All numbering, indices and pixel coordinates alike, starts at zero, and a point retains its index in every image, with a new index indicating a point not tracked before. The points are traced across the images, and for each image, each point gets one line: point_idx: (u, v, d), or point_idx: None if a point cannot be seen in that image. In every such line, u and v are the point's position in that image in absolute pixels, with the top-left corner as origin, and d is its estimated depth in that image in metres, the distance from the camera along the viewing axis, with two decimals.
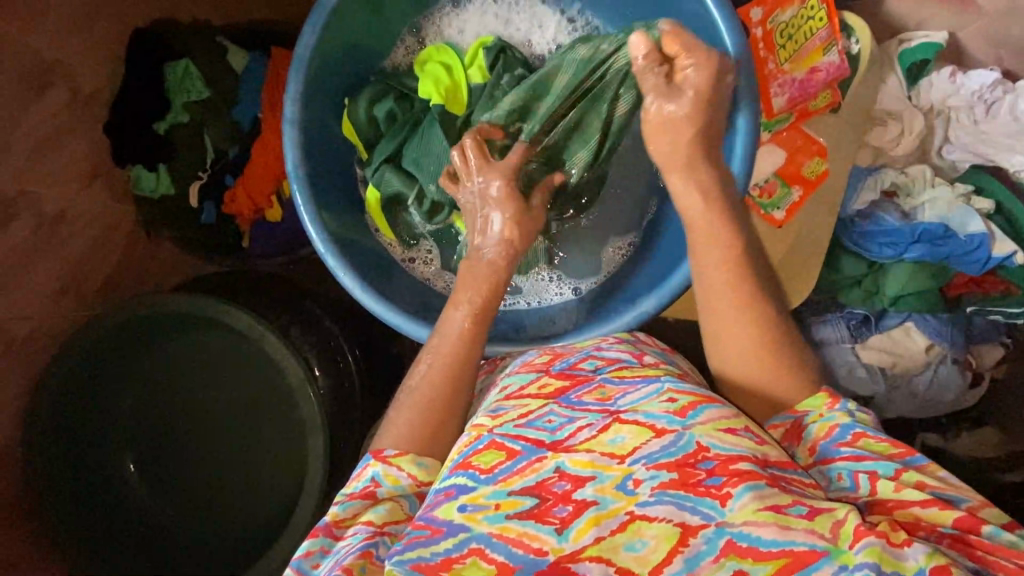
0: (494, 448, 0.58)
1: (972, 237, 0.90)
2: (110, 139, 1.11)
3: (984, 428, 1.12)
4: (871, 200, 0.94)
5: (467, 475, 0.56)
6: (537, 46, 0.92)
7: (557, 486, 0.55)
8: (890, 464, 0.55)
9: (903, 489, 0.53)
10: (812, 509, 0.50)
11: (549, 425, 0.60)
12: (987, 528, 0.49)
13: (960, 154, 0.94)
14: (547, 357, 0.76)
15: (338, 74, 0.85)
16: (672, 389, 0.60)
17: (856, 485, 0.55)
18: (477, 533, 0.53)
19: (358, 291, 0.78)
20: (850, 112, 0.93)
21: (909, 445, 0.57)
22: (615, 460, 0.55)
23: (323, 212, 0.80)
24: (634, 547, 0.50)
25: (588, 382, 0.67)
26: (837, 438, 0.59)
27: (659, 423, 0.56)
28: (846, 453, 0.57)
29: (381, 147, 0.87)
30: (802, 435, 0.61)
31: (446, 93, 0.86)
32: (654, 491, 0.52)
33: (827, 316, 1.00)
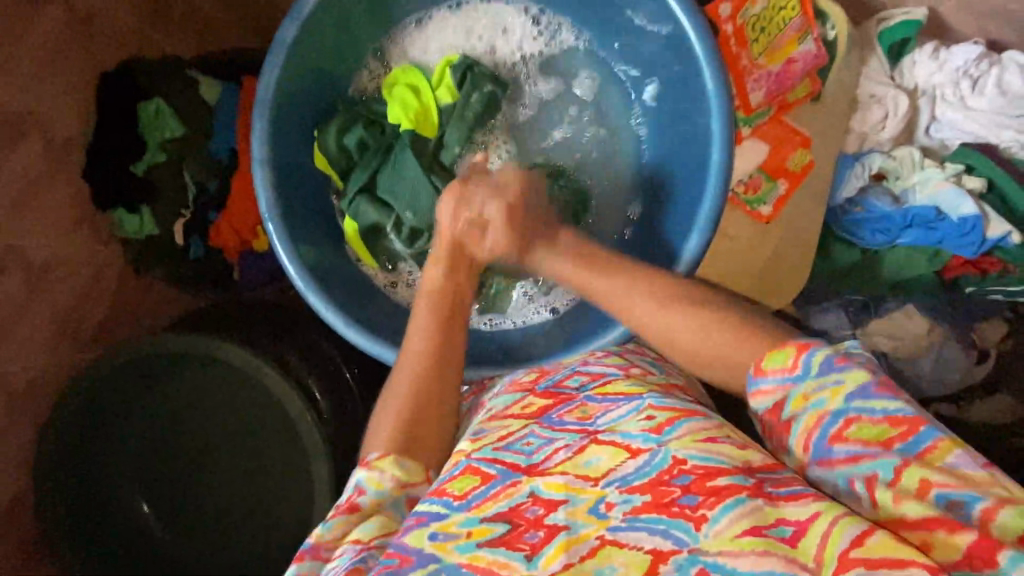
0: (469, 473, 0.59)
1: (964, 220, 0.87)
2: (89, 183, 1.11)
3: (996, 398, 1.11)
4: (860, 187, 0.92)
5: (442, 502, 0.57)
6: (501, 55, 0.91)
7: (529, 511, 0.55)
8: (890, 462, 0.49)
9: (902, 503, 0.47)
10: (795, 532, 0.48)
11: (526, 448, 0.61)
12: (1003, 559, 0.43)
13: (948, 132, 0.92)
14: (533, 375, 0.77)
15: (304, 106, 0.83)
16: (652, 405, 0.61)
17: (856, 493, 0.51)
18: (447, 564, 0.52)
19: (342, 324, 0.77)
20: (832, 99, 0.90)
21: (909, 421, 0.50)
22: (589, 482, 0.56)
23: (301, 245, 0.79)
24: (603, 574, 0.50)
25: (570, 401, 0.67)
26: (827, 425, 0.54)
27: (635, 443, 0.57)
28: (840, 452, 0.52)
29: (355, 176, 0.86)
30: (790, 427, 0.56)
31: (416, 118, 0.85)
32: (626, 516, 0.53)
33: (824, 304, 0.98)
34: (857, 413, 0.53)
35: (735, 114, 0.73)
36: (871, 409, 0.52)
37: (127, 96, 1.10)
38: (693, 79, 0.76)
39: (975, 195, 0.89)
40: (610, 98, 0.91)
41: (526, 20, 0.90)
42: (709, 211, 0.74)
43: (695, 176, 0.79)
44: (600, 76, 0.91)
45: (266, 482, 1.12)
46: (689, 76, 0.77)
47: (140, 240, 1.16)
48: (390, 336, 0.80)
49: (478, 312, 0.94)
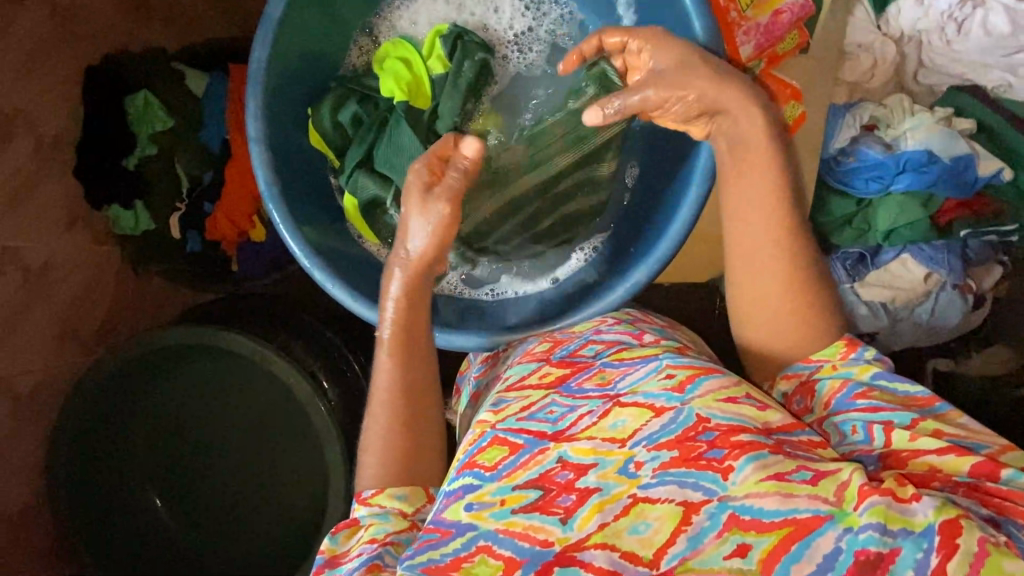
0: (497, 444, 0.60)
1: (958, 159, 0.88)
2: (81, 180, 1.10)
3: (992, 347, 1.14)
4: (852, 136, 0.93)
5: (473, 474, 0.58)
6: (494, 32, 0.88)
7: (560, 476, 0.57)
8: (907, 415, 0.57)
9: (918, 440, 0.55)
10: (816, 474, 0.51)
11: (550, 417, 0.62)
12: (1006, 473, 0.52)
13: (936, 77, 0.92)
14: (547, 345, 0.77)
15: (296, 84, 0.82)
16: (670, 364, 0.62)
17: (870, 437, 0.57)
18: (486, 531, 0.54)
19: (350, 300, 0.77)
20: (818, 52, 0.91)
21: (927, 396, 0.59)
22: (616, 444, 0.57)
23: (304, 226, 0.79)
24: (638, 530, 0.52)
25: (588, 368, 0.68)
26: (853, 390, 0.61)
27: (659, 402, 0.59)
28: (862, 405, 0.59)
29: (351, 152, 0.83)
30: (817, 389, 0.63)
31: (408, 89, 0.82)
32: (656, 472, 0.54)
33: (827, 257, 1.01)
34: (880, 386, 0.61)
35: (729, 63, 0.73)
36: (893, 386, 0.60)
37: (115, 91, 1.10)
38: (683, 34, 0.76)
39: (966, 136, 0.90)
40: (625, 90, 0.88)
41: None
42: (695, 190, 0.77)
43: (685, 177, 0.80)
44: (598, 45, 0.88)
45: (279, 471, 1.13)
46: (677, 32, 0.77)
47: (136, 236, 1.16)
48: None
49: (471, 285, 0.92)
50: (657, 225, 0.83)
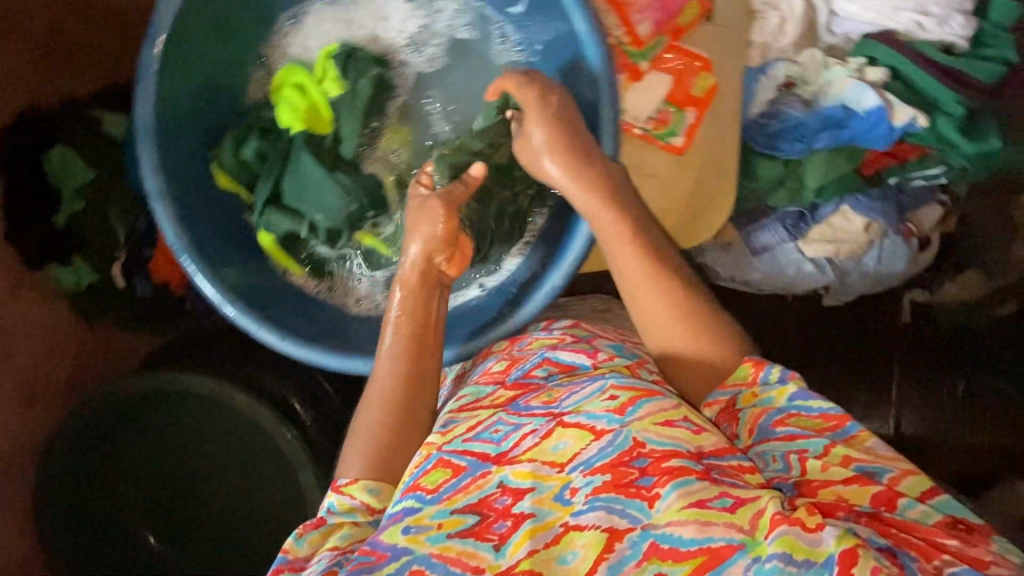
0: (440, 466, 0.61)
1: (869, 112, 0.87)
2: (15, 245, 1.10)
3: (967, 273, 1.15)
4: (769, 99, 0.91)
5: (414, 497, 0.60)
6: (387, 41, 0.85)
7: (499, 501, 0.58)
8: (820, 442, 0.58)
9: (829, 470, 0.56)
10: (735, 502, 0.52)
11: (495, 436, 0.63)
12: (902, 503, 0.54)
13: (850, 26, 0.89)
14: (504, 364, 0.78)
15: (193, 128, 0.80)
16: (614, 386, 0.62)
17: (788, 466, 0.58)
18: (418, 555, 0.55)
19: (282, 341, 0.77)
20: (726, 16, 0.87)
21: (839, 417, 0.59)
22: (555, 468, 0.58)
23: (219, 271, 0.78)
24: (566, 559, 0.54)
25: (537, 389, 0.69)
26: (771, 415, 0.61)
27: (600, 424, 0.59)
28: (780, 433, 0.60)
29: (261, 188, 0.82)
30: (738, 417, 0.63)
31: (307, 117, 0.81)
32: (587, 498, 0.55)
33: (763, 221, 1.06)
34: (797, 410, 0.61)
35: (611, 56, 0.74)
36: (807, 407, 0.61)
37: (32, 150, 1.08)
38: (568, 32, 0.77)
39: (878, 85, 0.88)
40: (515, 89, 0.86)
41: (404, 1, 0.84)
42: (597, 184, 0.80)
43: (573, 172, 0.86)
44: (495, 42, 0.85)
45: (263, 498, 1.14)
46: (563, 28, 0.77)
47: (81, 290, 1.14)
48: (328, 342, 0.80)
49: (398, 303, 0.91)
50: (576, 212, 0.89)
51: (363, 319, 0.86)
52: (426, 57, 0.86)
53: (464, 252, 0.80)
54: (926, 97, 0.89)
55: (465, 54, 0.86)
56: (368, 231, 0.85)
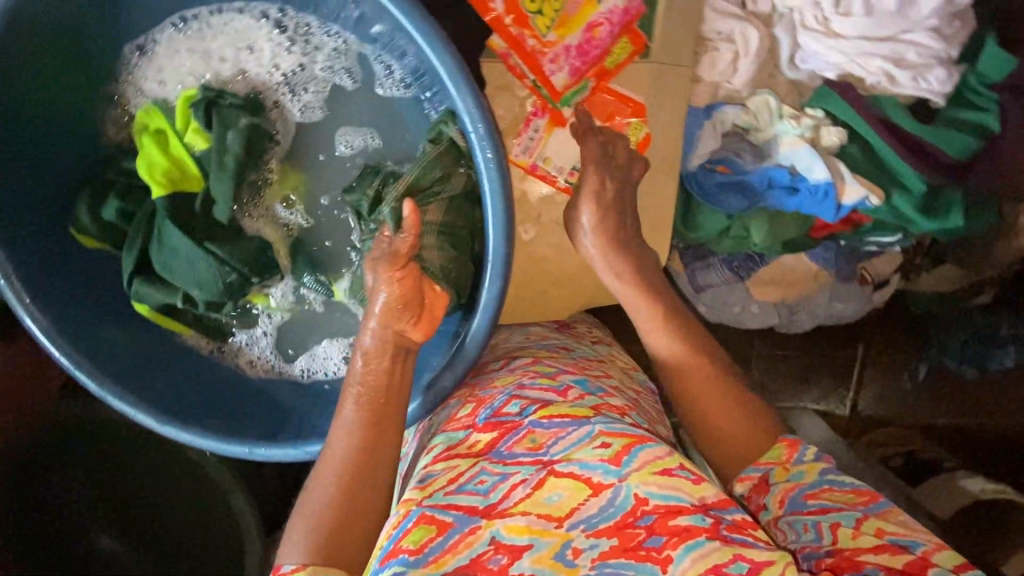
0: (423, 523, 0.57)
1: (817, 185, 0.75)
2: None
3: (944, 265, 1.04)
4: (713, 149, 0.79)
5: (398, 561, 0.55)
6: (254, 80, 0.72)
7: (493, 560, 0.55)
8: (853, 514, 0.56)
9: (860, 537, 0.55)
10: (753, 567, 0.54)
11: (480, 487, 0.60)
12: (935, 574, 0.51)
13: (815, 63, 0.73)
14: (471, 407, 0.72)
15: (42, 185, 0.70)
16: (603, 430, 0.62)
17: (820, 536, 0.56)
18: None
19: (160, 427, 0.71)
20: (670, 49, 0.73)
21: (870, 492, 0.59)
22: (553, 523, 0.57)
23: (88, 347, 0.70)
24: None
25: (517, 430, 0.64)
26: (802, 488, 0.59)
27: (595, 476, 0.59)
28: (812, 505, 0.58)
29: (125, 257, 0.73)
30: (769, 488, 0.61)
31: (169, 177, 0.71)
32: (595, 563, 0.55)
33: (711, 259, 0.97)
34: (830, 484, 0.60)
35: (499, 136, 0.60)
36: (840, 481, 0.60)
37: None
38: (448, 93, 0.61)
39: (830, 152, 0.75)
40: (407, 134, 0.75)
41: (270, 29, 0.70)
42: (498, 234, 0.63)
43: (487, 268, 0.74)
44: (380, 82, 0.73)
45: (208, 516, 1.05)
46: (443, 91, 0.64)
47: None
48: (216, 423, 0.74)
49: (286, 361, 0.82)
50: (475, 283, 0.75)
51: (255, 384, 0.80)
52: (298, 96, 0.73)
53: (433, 310, 0.67)
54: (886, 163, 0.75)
55: (343, 103, 0.74)
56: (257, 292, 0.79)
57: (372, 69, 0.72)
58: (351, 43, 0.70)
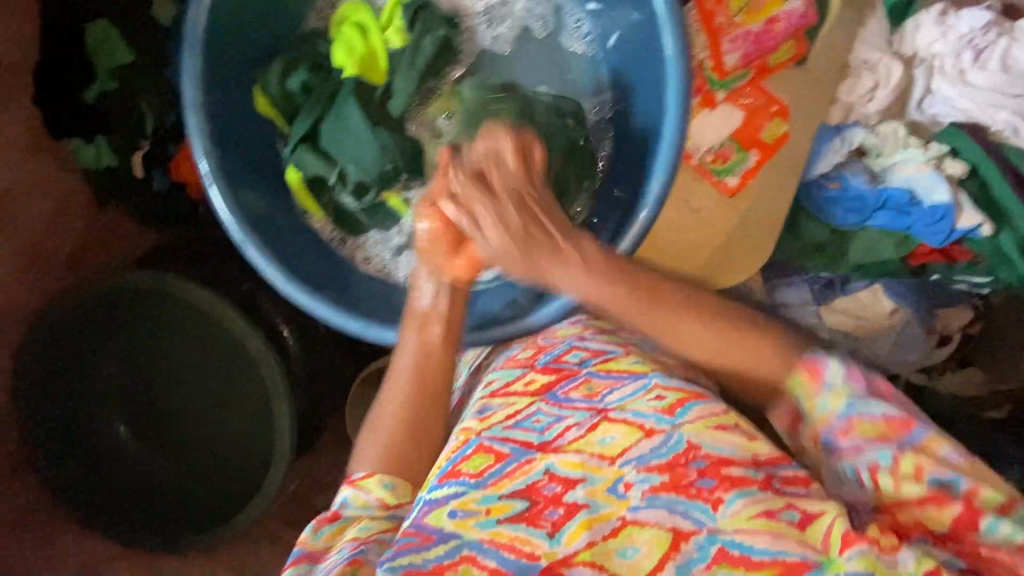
0: (481, 452, 0.65)
1: (937, 208, 0.83)
2: (42, 112, 1.07)
3: (967, 369, 1.07)
4: (837, 162, 0.86)
5: (458, 483, 0.63)
6: (460, 3, 0.82)
7: (547, 488, 0.62)
8: (888, 452, 0.60)
9: (901, 486, 0.59)
10: (803, 518, 0.57)
11: (536, 426, 0.68)
12: (984, 523, 0.56)
13: (941, 108, 0.83)
14: (530, 352, 0.81)
15: (244, 45, 0.77)
16: (659, 385, 0.68)
17: (861, 484, 0.61)
18: (469, 540, 0.59)
19: (285, 284, 0.74)
20: (821, 66, 0.82)
21: (903, 420, 0.61)
22: (606, 461, 0.63)
23: (240, 194, 0.76)
24: (626, 553, 0.58)
25: (574, 377, 0.73)
26: (835, 425, 0.63)
27: (648, 423, 0.64)
28: (845, 443, 0.62)
29: (296, 124, 0.79)
30: (808, 429, 0.66)
31: (360, 63, 0.77)
32: (645, 495, 0.60)
33: (792, 277, 0.99)
34: (859, 414, 0.62)
35: (692, 75, 0.67)
36: (870, 411, 0.62)
37: (76, 17, 1.03)
38: (652, 25, 0.70)
39: (953, 180, 0.83)
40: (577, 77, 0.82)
41: None
42: (663, 174, 0.69)
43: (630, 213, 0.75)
44: (567, 30, 0.82)
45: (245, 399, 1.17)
46: (645, 27, 0.71)
47: (99, 172, 1.12)
48: (333, 295, 0.77)
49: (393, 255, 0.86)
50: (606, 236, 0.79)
51: (369, 280, 0.84)
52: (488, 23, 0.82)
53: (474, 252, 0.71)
54: (997, 204, 0.84)
55: (529, 43, 0.83)
56: (395, 192, 0.83)
57: (564, 20, 0.82)
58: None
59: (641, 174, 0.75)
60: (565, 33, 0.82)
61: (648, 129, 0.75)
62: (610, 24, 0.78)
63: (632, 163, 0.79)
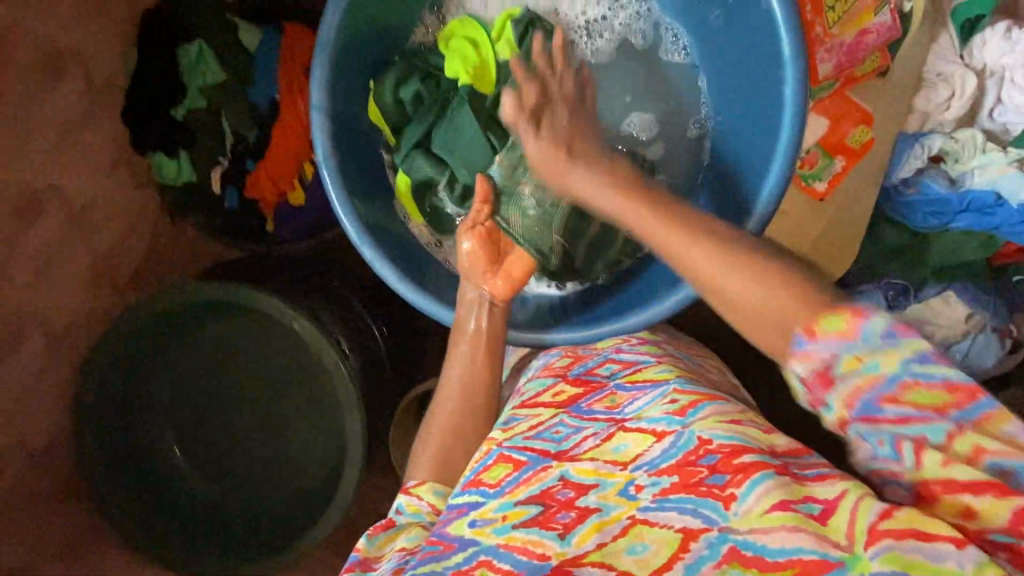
0: (502, 461, 0.64)
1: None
2: (129, 128, 1.11)
3: (1008, 391, 1.07)
4: (917, 168, 0.90)
5: (478, 492, 0.61)
6: (567, 19, 0.90)
7: (561, 493, 0.59)
8: (942, 425, 0.46)
9: (952, 467, 0.45)
10: (824, 510, 0.49)
11: (555, 436, 0.66)
12: None
13: (1011, 116, 0.89)
14: (567, 360, 0.81)
15: (362, 54, 0.81)
16: (675, 390, 0.66)
17: (897, 453, 0.48)
18: (486, 546, 0.56)
19: (396, 282, 0.78)
20: (898, 75, 0.88)
21: (970, 387, 0.46)
22: (618, 467, 0.60)
23: (354, 198, 0.79)
24: (635, 551, 0.53)
25: (601, 390, 0.72)
26: (881, 389, 0.47)
27: (660, 427, 0.62)
28: (889, 411, 0.47)
29: (410, 131, 0.85)
30: (837, 383, 0.48)
31: (475, 72, 0.82)
32: (656, 497, 0.55)
33: (865, 285, 0.97)
34: (916, 378, 0.47)
35: (809, 80, 0.70)
36: (927, 374, 0.47)
37: (172, 39, 1.08)
38: (765, 28, 0.72)
39: None
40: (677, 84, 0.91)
41: None
42: (784, 165, 0.70)
43: (743, 204, 0.76)
44: (664, 44, 0.91)
45: (309, 423, 1.15)
46: (750, 33, 0.75)
47: (178, 187, 1.15)
48: (437, 293, 0.81)
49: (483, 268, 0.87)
50: (718, 236, 0.79)
51: None
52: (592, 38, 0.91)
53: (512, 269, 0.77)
54: None
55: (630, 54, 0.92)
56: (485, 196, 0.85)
57: (661, 35, 0.91)
58: (653, 12, 0.91)
59: (754, 170, 0.77)
60: (664, 48, 0.91)
61: (756, 139, 0.77)
62: (708, 42, 0.86)
63: (732, 161, 0.82)
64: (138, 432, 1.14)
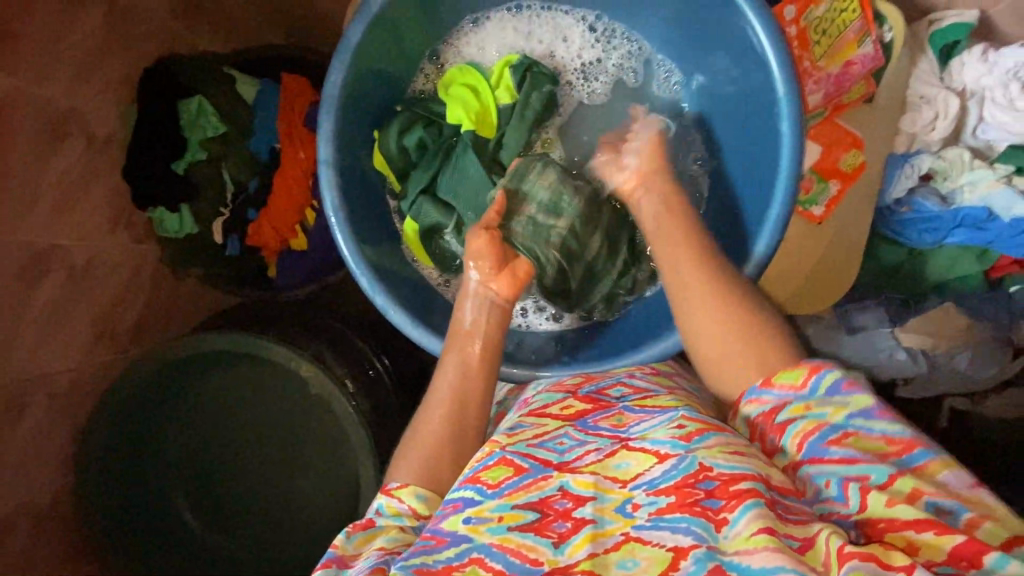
0: (502, 464, 0.62)
1: (1016, 220, 0.90)
2: (128, 182, 1.10)
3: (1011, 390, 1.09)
4: (909, 187, 0.93)
5: (475, 489, 0.60)
6: (562, 61, 0.93)
7: (559, 503, 0.58)
8: (883, 470, 0.55)
9: (895, 505, 0.53)
10: (802, 544, 0.52)
11: (558, 447, 0.65)
12: (988, 559, 0.48)
13: (994, 133, 0.93)
14: (577, 379, 0.81)
15: (365, 106, 0.83)
16: (684, 416, 0.64)
17: (844, 495, 0.56)
18: (479, 544, 0.55)
19: (409, 327, 0.78)
20: (883, 100, 0.91)
21: (905, 442, 0.57)
22: (618, 484, 0.59)
23: (365, 247, 0.80)
24: (625, 566, 0.53)
25: (608, 409, 0.72)
26: (826, 433, 0.59)
27: (663, 449, 0.60)
28: (834, 454, 0.58)
29: (415, 178, 0.87)
30: (785, 429, 0.61)
31: (476, 118, 0.86)
32: (651, 516, 0.55)
33: (865, 302, 1.01)
34: (855, 428, 0.59)
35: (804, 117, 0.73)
36: (868, 427, 0.59)
37: (171, 94, 1.09)
38: (758, 68, 0.76)
39: None
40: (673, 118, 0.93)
41: (585, 28, 0.92)
42: (786, 199, 0.73)
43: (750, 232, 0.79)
44: (656, 79, 0.94)
45: (318, 472, 1.13)
46: (745, 72, 0.79)
47: (180, 239, 1.15)
48: None
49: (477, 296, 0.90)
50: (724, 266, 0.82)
51: None
52: (585, 77, 0.93)
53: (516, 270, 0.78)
54: None
55: (625, 91, 0.94)
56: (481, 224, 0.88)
57: (653, 71, 0.93)
58: (644, 49, 0.93)
59: (755, 207, 0.80)
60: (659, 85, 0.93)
61: (757, 173, 0.80)
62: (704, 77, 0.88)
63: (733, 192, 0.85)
64: (143, 492, 1.12)
